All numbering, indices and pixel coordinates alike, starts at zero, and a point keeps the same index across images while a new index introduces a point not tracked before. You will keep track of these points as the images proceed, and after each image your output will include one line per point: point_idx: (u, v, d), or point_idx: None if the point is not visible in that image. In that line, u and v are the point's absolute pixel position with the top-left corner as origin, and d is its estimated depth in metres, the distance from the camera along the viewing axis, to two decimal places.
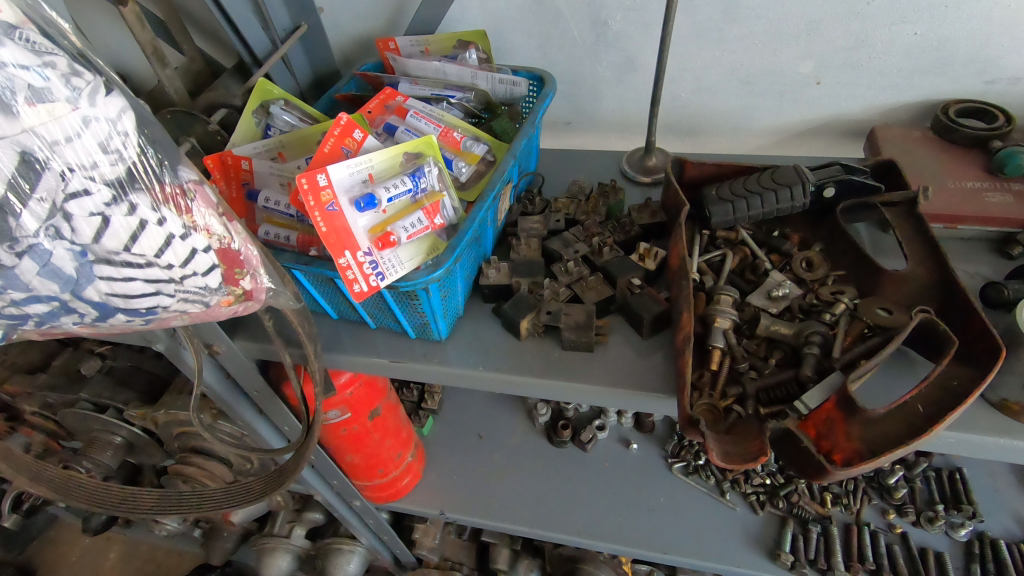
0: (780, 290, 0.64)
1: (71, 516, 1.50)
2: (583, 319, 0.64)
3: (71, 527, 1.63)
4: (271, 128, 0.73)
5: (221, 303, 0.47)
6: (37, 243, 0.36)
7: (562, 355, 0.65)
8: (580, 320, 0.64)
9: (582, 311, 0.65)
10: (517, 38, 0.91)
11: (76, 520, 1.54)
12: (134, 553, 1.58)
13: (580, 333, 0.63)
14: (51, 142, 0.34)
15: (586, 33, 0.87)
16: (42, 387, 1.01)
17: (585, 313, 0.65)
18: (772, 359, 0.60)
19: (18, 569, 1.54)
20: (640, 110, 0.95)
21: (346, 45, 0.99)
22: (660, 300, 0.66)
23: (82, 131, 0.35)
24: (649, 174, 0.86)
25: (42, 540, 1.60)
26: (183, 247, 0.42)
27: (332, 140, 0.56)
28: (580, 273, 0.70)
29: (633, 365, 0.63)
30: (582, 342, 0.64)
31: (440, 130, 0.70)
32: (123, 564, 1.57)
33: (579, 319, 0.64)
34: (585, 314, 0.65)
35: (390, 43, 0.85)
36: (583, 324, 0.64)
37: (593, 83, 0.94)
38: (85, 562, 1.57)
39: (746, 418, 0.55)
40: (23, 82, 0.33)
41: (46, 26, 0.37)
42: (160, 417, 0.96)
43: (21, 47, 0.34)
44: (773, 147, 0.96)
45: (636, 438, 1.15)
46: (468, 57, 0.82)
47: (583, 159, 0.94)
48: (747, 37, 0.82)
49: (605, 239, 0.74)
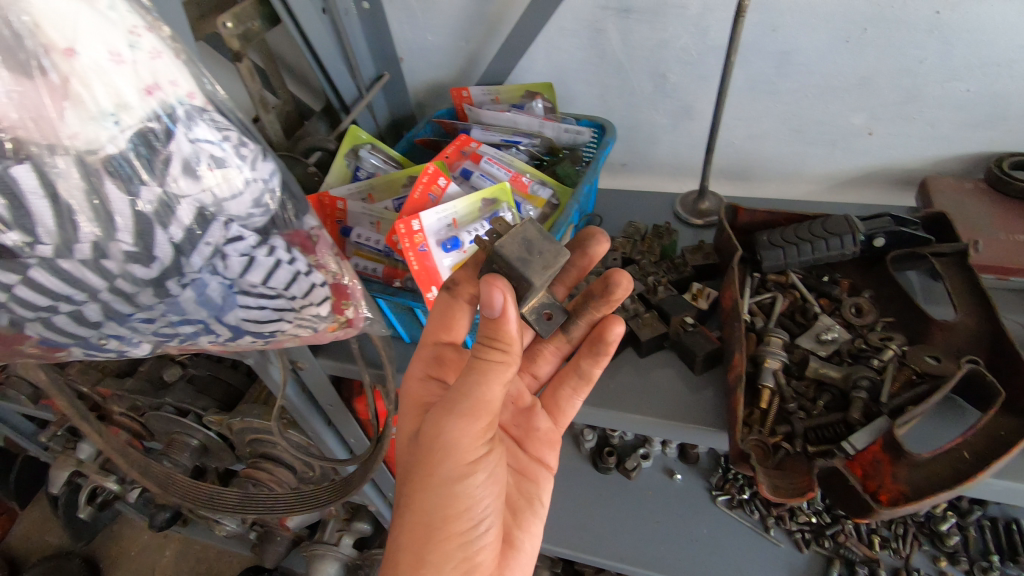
0: (829, 334, 0.67)
1: (135, 512, 1.62)
2: (524, 253, 0.51)
3: (132, 523, 1.77)
4: (360, 169, 0.81)
5: (327, 328, 0.55)
6: (199, 277, 0.44)
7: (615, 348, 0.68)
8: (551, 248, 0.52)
9: (517, 231, 0.52)
10: (579, 86, 0.98)
11: (138, 516, 1.66)
12: (189, 552, 1.69)
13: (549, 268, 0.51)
14: (220, 199, 0.43)
15: (644, 84, 0.93)
16: (130, 390, 1.10)
17: (537, 230, 0.52)
18: (821, 401, 0.63)
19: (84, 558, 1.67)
20: (693, 155, 1.00)
21: (421, 90, 1.08)
22: (713, 339, 0.70)
23: (243, 190, 0.44)
24: (702, 216, 0.91)
25: (106, 533, 1.75)
26: (306, 282, 0.50)
27: (421, 187, 0.64)
28: (636, 310, 0.75)
29: (683, 398, 0.68)
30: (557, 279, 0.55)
31: (511, 176, 0.77)
32: (178, 561, 1.69)
33: (526, 239, 0.52)
34: (540, 233, 0.52)
35: (463, 92, 0.93)
36: (532, 242, 0.52)
37: (649, 129, 1.00)
38: (144, 557, 1.70)
39: (795, 455, 0.59)
40: (207, 153, 0.41)
41: (219, 103, 0.45)
42: (236, 424, 1.05)
43: (209, 125, 0.42)
44: (824, 194, 1.00)
45: (680, 469, 1.18)
46: (535, 106, 0.90)
47: (638, 200, 0.99)
48: (800, 90, 0.87)
49: (660, 279, 0.79)
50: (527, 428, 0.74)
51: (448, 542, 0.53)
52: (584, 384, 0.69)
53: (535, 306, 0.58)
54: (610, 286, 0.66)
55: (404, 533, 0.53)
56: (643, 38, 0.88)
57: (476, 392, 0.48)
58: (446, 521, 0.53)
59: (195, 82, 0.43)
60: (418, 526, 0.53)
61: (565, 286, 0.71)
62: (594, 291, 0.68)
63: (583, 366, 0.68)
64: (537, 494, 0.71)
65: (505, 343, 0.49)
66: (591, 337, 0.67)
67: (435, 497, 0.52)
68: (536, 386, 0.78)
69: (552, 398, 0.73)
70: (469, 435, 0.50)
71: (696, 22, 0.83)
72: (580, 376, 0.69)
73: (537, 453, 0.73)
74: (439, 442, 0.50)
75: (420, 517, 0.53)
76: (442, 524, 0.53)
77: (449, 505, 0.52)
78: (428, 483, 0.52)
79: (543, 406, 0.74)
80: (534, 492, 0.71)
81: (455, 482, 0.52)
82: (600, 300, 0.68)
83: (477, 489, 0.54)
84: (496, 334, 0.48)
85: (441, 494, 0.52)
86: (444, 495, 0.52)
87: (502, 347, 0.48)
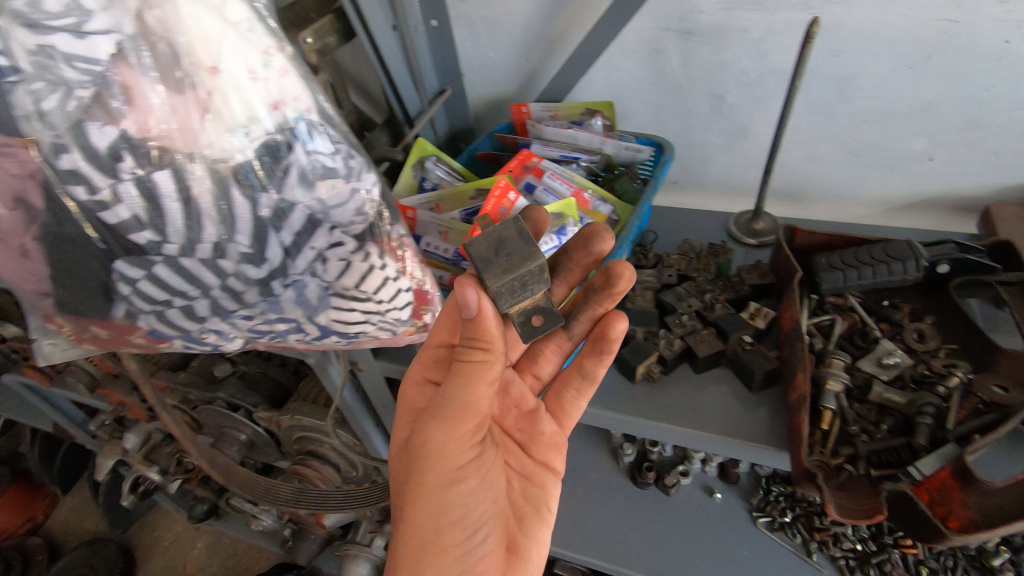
0: (891, 358, 0.67)
1: (172, 503, 1.67)
2: (490, 253, 0.51)
3: (166, 514, 1.82)
4: (426, 180, 0.83)
5: (405, 331, 0.58)
6: (301, 279, 0.48)
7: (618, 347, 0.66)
8: (524, 251, 0.51)
9: (492, 229, 0.52)
10: (635, 104, 1.00)
11: (174, 508, 1.70)
12: (219, 545, 1.74)
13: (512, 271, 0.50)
14: (326, 207, 0.45)
15: (701, 104, 0.95)
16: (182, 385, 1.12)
17: (514, 231, 0.52)
18: (884, 424, 0.63)
19: (120, 545, 1.73)
20: (746, 175, 1.01)
21: (478, 104, 1.11)
22: (771, 357, 0.70)
23: (348, 200, 0.46)
24: (756, 236, 0.91)
25: (142, 522, 1.80)
26: (393, 287, 0.52)
27: (493, 201, 0.67)
28: (694, 326, 0.76)
29: (738, 416, 0.69)
30: (539, 283, 0.52)
31: (573, 192, 0.79)
32: (209, 554, 1.73)
33: (501, 239, 0.51)
34: (518, 233, 0.52)
35: (523, 108, 0.95)
36: (505, 242, 0.51)
37: (704, 148, 1.01)
38: (177, 547, 1.75)
39: (858, 478, 0.60)
40: (322, 164, 0.44)
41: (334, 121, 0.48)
42: (285, 421, 1.06)
43: (326, 138, 0.45)
44: (879, 217, 0.99)
45: (720, 487, 1.18)
46: (593, 125, 0.93)
47: (690, 218, 1.00)
48: (859, 114, 0.87)
49: (717, 296, 0.80)
50: (531, 433, 0.71)
51: (442, 556, 0.52)
52: (590, 385, 0.69)
53: (525, 308, 0.53)
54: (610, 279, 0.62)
55: (398, 542, 0.53)
56: (703, 60, 0.89)
57: (461, 395, 0.48)
58: (438, 530, 0.52)
59: (314, 97, 0.45)
60: (411, 540, 0.53)
61: (566, 286, 0.66)
62: (594, 285, 0.64)
63: (586, 366, 0.67)
64: (545, 499, 0.67)
65: (488, 341, 0.48)
66: (594, 336, 0.65)
67: (424, 506, 0.52)
68: (538, 388, 0.76)
69: (555, 399, 0.72)
70: (454, 438, 0.50)
71: (758, 45, 0.85)
72: (584, 377, 0.69)
73: (543, 457, 0.70)
74: (425, 450, 0.50)
75: (412, 531, 0.52)
76: (436, 535, 0.52)
77: (438, 514, 0.52)
78: (416, 494, 0.52)
79: (547, 409, 0.72)
80: (541, 498, 0.67)
81: (442, 490, 0.51)
82: (602, 293, 0.64)
83: (467, 497, 0.53)
84: (476, 329, 0.48)
85: (431, 504, 0.52)
86: (433, 503, 0.52)
87: (484, 345, 0.48)
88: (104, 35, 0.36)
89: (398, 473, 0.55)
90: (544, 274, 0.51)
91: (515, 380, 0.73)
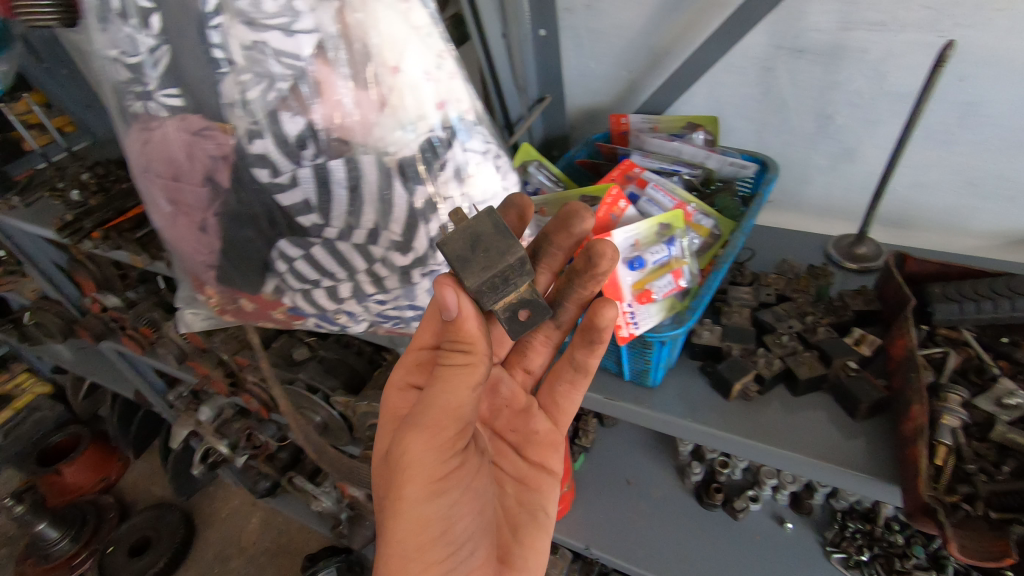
0: (1015, 399, 0.63)
1: (236, 477, 1.74)
2: (467, 251, 0.45)
3: (225, 487, 1.89)
4: (528, 184, 0.86)
5: None
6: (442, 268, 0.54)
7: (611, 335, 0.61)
8: (502, 246, 0.46)
9: (466, 226, 0.45)
10: (736, 120, 1.00)
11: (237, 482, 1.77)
12: (272, 523, 1.78)
13: (490, 269, 0.45)
14: (474, 200, 0.51)
15: (807, 123, 0.93)
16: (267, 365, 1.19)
17: (490, 224, 0.46)
18: (1005, 467, 0.60)
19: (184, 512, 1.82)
20: (848, 197, 0.99)
21: (573, 113, 1.13)
22: (879, 386, 0.68)
23: (493, 196, 0.52)
24: (859, 261, 0.89)
25: (204, 492, 1.88)
26: None
27: (605, 207, 0.69)
28: (794, 347, 0.75)
29: (837, 442, 0.67)
30: (523, 277, 0.46)
31: (676, 204, 0.78)
32: (263, 529, 1.77)
33: (476, 236, 0.46)
34: (494, 227, 0.46)
35: (622, 119, 0.96)
36: (481, 238, 0.46)
37: (805, 169, 0.99)
38: (232, 520, 1.81)
39: (976, 518, 0.57)
40: (474, 159, 0.51)
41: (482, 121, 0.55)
42: (362, 407, 1.09)
43: (480, 138, 0.52)
44: (992, 251, 0.94)
45: (791, 517, 1.14)
46: (695, 138, 0.92)
47: (786, 239, 0.99)
48: (980, 142, 0.84)
49: (819, 320, 0.78)
50: (525, 432, 0.70)
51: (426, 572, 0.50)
52: (583, 375, 0.67)
53: (511, 303, 0.49)
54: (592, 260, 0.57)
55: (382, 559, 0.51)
56: (814, 79, 0.88)
57: (442, 401, 0.47)
58: (423, 544, 0.51)
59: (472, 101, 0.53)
60: (393, 557, 0.50)
61: (551, 271, 0.64)
62: (577, 269, 0.59)
63: (578, 357, 0.64)
64: (541, 503, 0.68)
65: (470, 342, 0.47)
66: (584, 326, 0.60)
67: (407, 521, 0.50)
68: (531, 381, 0.74)
69: (549, 395, 0.70)
70: (436, 446, 0.48)
71: (876, 66, 0.83)
72: (575, 368, 0.67)
73: (538, 459, 0.70)
74: (405, 462, 0.48)
75: (394, 548, 0.50)
76: (420, 550, 0.51)
77: (422, 528, 0.50)
78: (398, 508, 0.49)
79: (540, 406, 0.71)
80: (538, 503, 0.68)
81: (426, 502, 0.50)
82: (585, 275, 0.59)
83: (451, 508, 0.52)
84: (460, 330, 0.46)
85: (413, 518, 0.50)
86: (415, 517, 0.50)
87: (466, 346, 0.47)
88: (309, 34, 0.42)
89: (379, 489, 0.52)
90: (527, 268, 0.46)
91: (504, 378, 0.71)
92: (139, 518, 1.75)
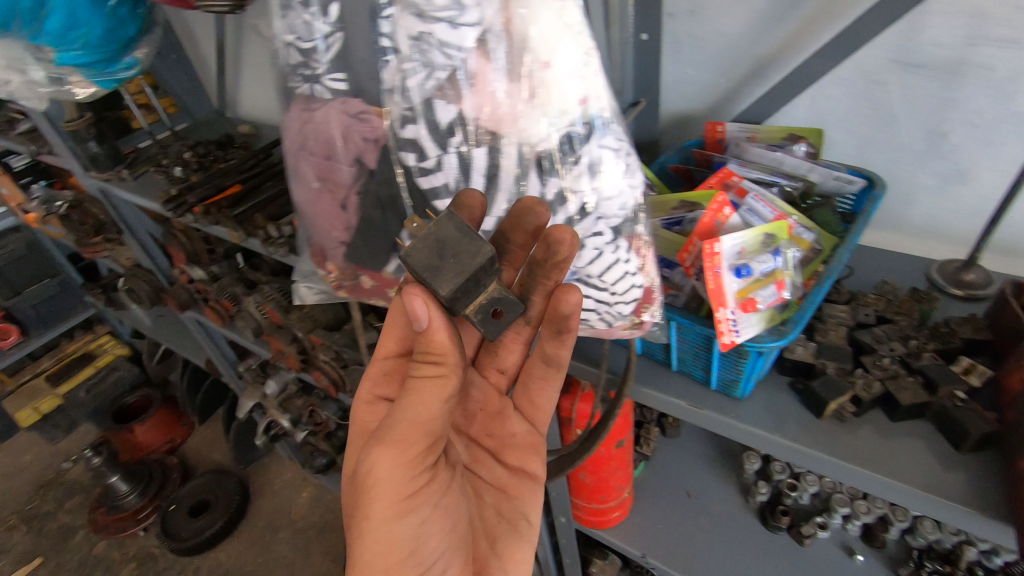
0: None
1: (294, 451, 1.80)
2: (435, 260, 0.47)
3: (279, 461, 1.96)
4: None
5: (621, 325, 0.66)
6: None
7: (577, 323, 0.61)
8: (470, 248, 0.48)
9: (429, 231, 0.48)
10: (839, 134, 0.97)
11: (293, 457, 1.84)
12: (322, 499, 1.84)
13: (464, 272, 0.47)
14: (600, 196, 0.58)
15: (917, 141, 0.90)
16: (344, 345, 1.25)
17: (454, 228, 0.48)
18: None
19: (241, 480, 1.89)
20: (955, 220, 0.94)
21: (664, 119, 1.12)
22: (990, 419, 0.65)
23: (617, 193, 0.58)
24: (965, 287, 0.85)
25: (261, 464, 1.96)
26: (627, 281, 0.62)
27: (710, 213, 0.69)
28: (895, 370, 0.72)
29: (939, 474, 0.64)
30: (490, 277, 0.49)
31: (777, 215, 0.74)
32: (312, 506, 1.83)
33: (442, 240, 0.48)
34: (458, 230, 0.48)
35: (718, 126, 0.95)
36: (446, 244, 0.47)
37: (910, 188, 0.95)
38: (285, 493, 1.87)
39: None
40: (606, 155, 0.57)
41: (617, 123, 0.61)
42: None
43: (614, 138, 0.58)
44: None
45: (861, 549, 1.09)
46: (797, 149, 0.90)
47: (884, 260, 0.95)
48: None
49: (923, 345, 0.75)
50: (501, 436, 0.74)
51: None
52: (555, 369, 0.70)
53: (482, 304, 0.51)
54: (553, 246, 0.55)
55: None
56: (930, 95, 0.85)
57: (410, 415, 0.51)
58: (394, 559, 0.55)
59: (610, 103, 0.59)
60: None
61: (512, 267, 0.61)
62: (537, 259, 0.57)
63: (550, 350, 0.67)
64: (519, 512, 0.71)
65: (439, 354, 0.51)
66: (552, 315, 0.60)
67: (378, 540, 0.54)
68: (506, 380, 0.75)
69: (524, 398, 0.74)
70: (402, 463, 0.52)
71: (1003, 84, 0.79)
72: (548, 365, 0.70)
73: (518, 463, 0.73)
74: (373, 484, 0.52)
75: (364, 567, 0.54)
76: (389, 567, 0.54)
77: (392, 546, 0.54)
78: (367, 529, 0.53)
79: (514, 406, 0.75)
80: (518, 512, 0.70)
81: (396, 519, 0.54)
82: (547, 266, 0.57)
83: (421, 525, 0.56)
84: (427, 344, 0.50)
85: (381, 538, 0.54)
86: (384, 536, 0.54)
87: (437, 358, 0.51)
88: (472, 27, 0.50)
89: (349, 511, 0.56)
90: (496, 267, 0.49)
91: (475, 382, 0.75)
92: (195, 483, 1.84)
